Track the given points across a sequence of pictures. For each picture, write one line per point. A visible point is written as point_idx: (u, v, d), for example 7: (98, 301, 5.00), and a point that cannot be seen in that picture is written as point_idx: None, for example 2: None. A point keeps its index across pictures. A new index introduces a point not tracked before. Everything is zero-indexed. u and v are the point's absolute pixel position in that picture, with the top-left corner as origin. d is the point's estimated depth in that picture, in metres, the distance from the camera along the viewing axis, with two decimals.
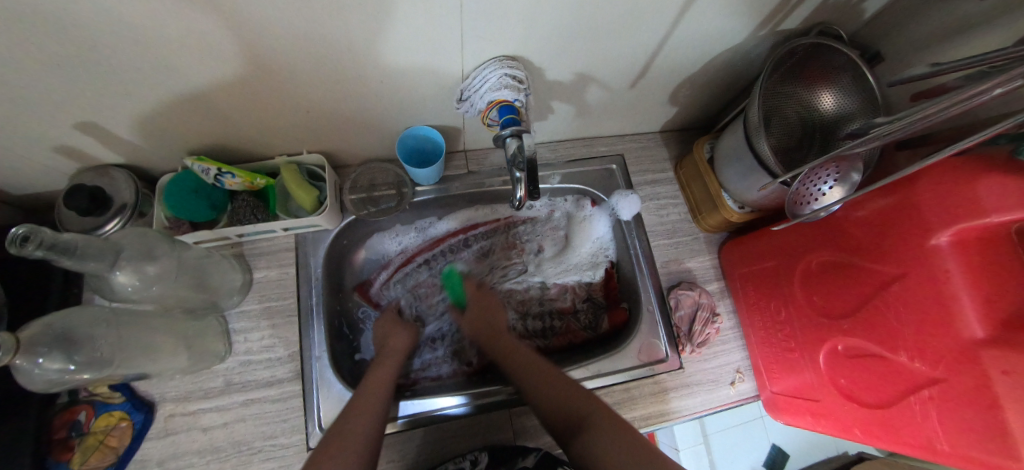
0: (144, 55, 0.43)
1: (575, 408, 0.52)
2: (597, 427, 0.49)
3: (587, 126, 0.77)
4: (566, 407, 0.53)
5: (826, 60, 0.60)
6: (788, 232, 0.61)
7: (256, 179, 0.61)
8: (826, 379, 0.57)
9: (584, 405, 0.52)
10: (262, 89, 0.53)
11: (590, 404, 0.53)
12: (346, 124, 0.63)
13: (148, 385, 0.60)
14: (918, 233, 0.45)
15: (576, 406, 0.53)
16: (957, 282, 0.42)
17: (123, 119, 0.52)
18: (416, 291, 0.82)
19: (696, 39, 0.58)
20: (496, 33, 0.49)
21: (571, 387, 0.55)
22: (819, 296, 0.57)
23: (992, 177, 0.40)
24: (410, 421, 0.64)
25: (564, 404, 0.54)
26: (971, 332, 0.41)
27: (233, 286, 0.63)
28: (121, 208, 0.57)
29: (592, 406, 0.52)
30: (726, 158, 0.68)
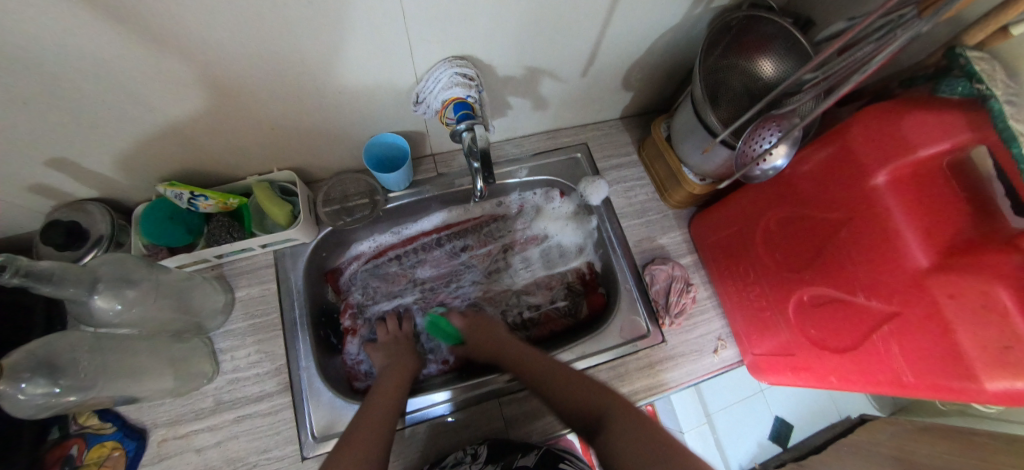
0: (104, 87, 0.45)
1: (593, 407, 0.53)
2: (615, 421, 0.49)
3: (548, 118, 0.80)
4: (586, 408, 0.54)
5: (760, 31, 0.63)
6: (748, 196, 0.64)
7: (229, 199, 0.63)
8: (799, 332, 0.58)
9: (601, 402, 0.53)
10: (228, 110, 0.55)
11: (606, 400, 0.53)
12: (312, 138, 0.66)
13: (139, 412, 0.61)
14: (858, 176, 0.47)
15: (594, 405, 0.53)
16: (899, 218, 0.44)
17: (92, 152, 0.54)
18: (393, 295, 0.84)
19: (635, 23, 0.61)
20: (441, 35, 0.52)
21: (584, 385, 0.56)
22: (781, 251, 0.59)
23: (916, 117, 0.43)
24: (411, 419, 0.64)
25: (585, 406, 0.54)
26: (917, 262, 0.43)
27: (215, 307, 0.64)
28: (97, 240, 0.59)
29: (610, 403, 0.52)
30: (681, 134, 0.70)
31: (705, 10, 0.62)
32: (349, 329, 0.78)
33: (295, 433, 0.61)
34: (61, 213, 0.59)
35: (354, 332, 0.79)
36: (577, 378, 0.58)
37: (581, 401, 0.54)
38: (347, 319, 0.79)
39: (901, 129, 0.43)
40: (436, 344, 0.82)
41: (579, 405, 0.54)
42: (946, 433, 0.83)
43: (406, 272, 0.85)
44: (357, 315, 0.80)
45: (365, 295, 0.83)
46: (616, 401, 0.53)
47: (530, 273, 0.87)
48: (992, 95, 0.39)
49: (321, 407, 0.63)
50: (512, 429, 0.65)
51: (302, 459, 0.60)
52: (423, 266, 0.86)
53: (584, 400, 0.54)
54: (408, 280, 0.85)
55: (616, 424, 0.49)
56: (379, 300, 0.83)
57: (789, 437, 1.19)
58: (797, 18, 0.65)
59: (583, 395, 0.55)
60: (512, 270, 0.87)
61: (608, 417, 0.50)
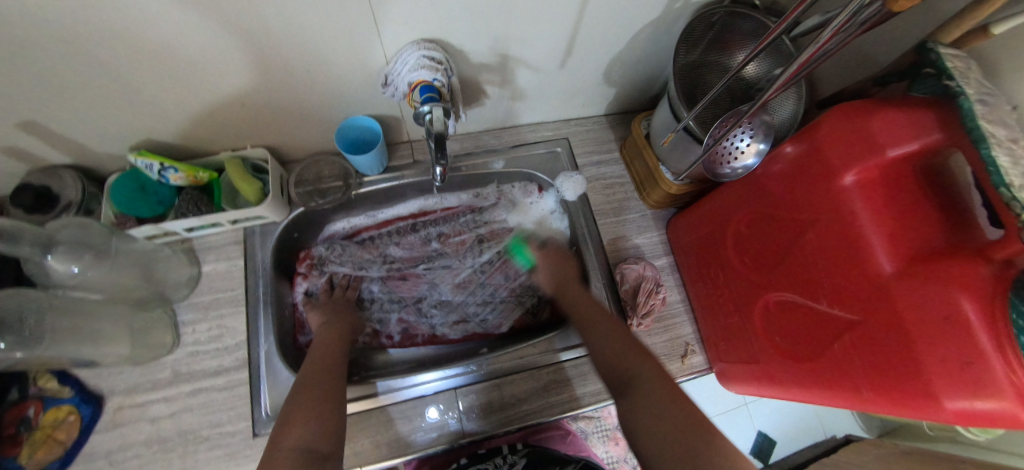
0: (68, 54, 0.46)
1: (629, 363, 0.54)
2: (648, 378, 0.51)
3: (528, 109, 0.79)
4: (618, 365, 0.55)
5: (742, 27, 0.62)
6: (720, 196, 0.62)
7: (199, 173, 0.64)
8: (764, 339, 0.56)
9: (636, 363, 0.54)
10: (197, 85, 0.55)
11: (645, 360, 0.53)
12: (287, 117, 0.66)
13: (98, 379, 0.61)
14: (826, 176, 0.45)
15: (630, 362, 0.54)
16: (865, 221, 0.42)
17: (62, 118, 0.54)
18: (359, 265, 0.82)
19: (612, 15, 0.60)
20: (408, 17, 0.51)
21: (623, 342, 0.57)
22: (751, 254, 0.57)
23: (887, 115, 0.41)
24: (387, 395, 0.65)
25: (616, 364, 0.55)
26: (881, 269, 0.41)
27: (181, 279, 0.65)
28: (66, 206, 0.60)
29: (646, 364, 0.53)
30: (659, 133, 0.69)
31: (686, 5, 0.61)
32: (302, 273, 0.78)
33: (248, 411, 0.61)
34: (33, 177, 0.60)
35: (306, 273, 0.78)
36: (621, 333, 0.59)
37: (621, 355, 0.56)
38: (303, 267, 0.78)
39: (868, 128, 0.41)
40: (386, 317, 0.83)
41: (610, 360, 0.56)
42: (929, 459, 0.79)
43: (378, 247, 0.84)
44: (315, 265, 0.79)
45: (328, 249, 0.80)
46: (653, 364, 0.53)
47: (496, 268, 0.86)
48: (963, 92, 0.36)
49: (277, 387, 0.63)
50: (465, 422, 0.64)
51: (255, 436, 0.60)
52: (396, 246, 0.85)
53: (619, 356, 0.56)
54: (378, 254, 0.84)
55: (646, 383, 0.50)
56: (344, 263, 0.81)
57: (771, 453, 1.12)
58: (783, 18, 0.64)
59: (622, 351, 0.56)
60: (479, 260, 0.86)
61: (642, 375, 0.52)
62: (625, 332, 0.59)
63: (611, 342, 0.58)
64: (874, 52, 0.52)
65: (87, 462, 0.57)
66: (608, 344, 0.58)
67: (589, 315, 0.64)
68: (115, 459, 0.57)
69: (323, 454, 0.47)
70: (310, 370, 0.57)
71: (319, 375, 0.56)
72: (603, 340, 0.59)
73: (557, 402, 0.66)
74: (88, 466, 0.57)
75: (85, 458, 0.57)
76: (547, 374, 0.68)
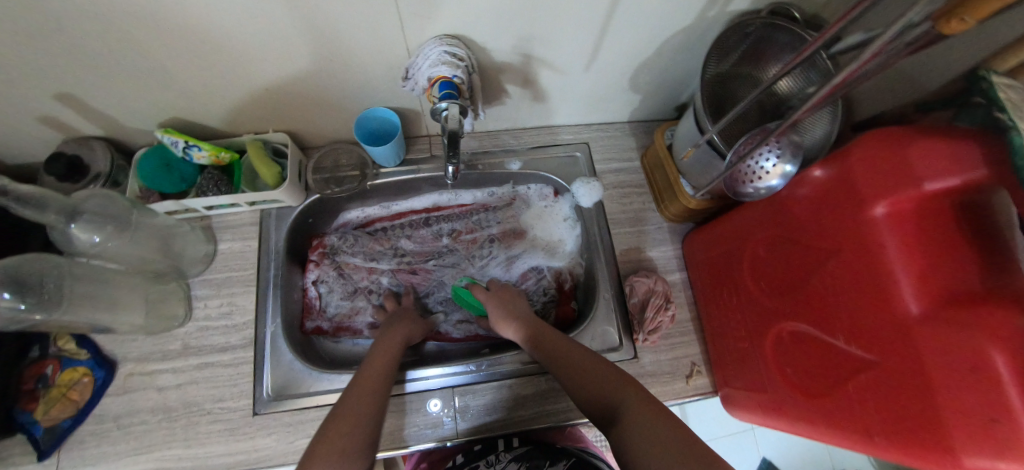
0: (105, 31, 0.47)
1: (609, 395, 0.51)
2: (631, 406, 0.47)
3: (549, 111, 0.78)
4: (600, 398, 0.51)
5: (778, 42, 0.59)
6: (740, 216, 0.60)
7: (221, 153, 0.65)
8: (775, 369, 0.54)
9: (620, 391, 0.50)
10: (225, 68, 0.56)
11: (628, 388, 0.50)
12: (310, 105, 0.67)
13: (114, 344, 0.64)
14: (855, 205, 0.42)
15: (613, 391, 0.51)
16: (894, 257, 0.39)
17: (98, 92, 0.56)
18: (371, 256, 0.82)
19: (642, 21, 0.58)
20: (432, 11, 0.51)
21: (603, 372, 0.54)
22: (768, 280, 0.54)
23: (927, 146, 0.38)
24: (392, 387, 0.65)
25: (598, 396, 0.52)
26: (906, 309, 0.38)
27: (197, 255, 0.67)
28: (96, 177, 0.63)
29: (629, 392, 0.49)
30: (682, 145, 0.67)
31: (720, 13, 0.59)
32: (313, 260, 0.78)
33: (251, 389, 0.63)
34: (68, 146, 0.63)
35: (317, 261, 0.78)
36: (598, 364, 0.56)
37: (599, 389, 0.52)
38: (315, 255, 0.78)
39: (905, 158, 0.38)
40: None
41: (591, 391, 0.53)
42: None
43: (389, 239, 0.83)
44: (327, 254, 0.79)
45: (341, 239, 0.80)
46: (636, 391, 0.49)
47: (506, 268, 0.84)
48: (1015, 128, 0.34)
49: (279, 368, 0.65)
50: (458, 423, 0.64)
51: (254, 414, 0.61)
52: (407, 239, 0.84)
53: (600, 389, 0.52)
54: (389, 246, 0.83)
55: (631, 412, 0.46)
56: (356, 254, 0.81)
57: None
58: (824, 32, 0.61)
59: (603, 383, 0.53)
60: (489, 259, 0.84)
61: (625, 404, 0.48)
62: (603, 363, 0.56)
63: (590, 375, 0.54)
64: (920, 75, 0.49)
65: (97, 423, 0.60)
66: (582, 378, 0.55)
67: (562, 346, 0.61)
68: (123, 423, 0.60)
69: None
70: (351, 396, 0.52)
71: (361, 406, 0.50)
72: (576, 376, 0.56)
73: (554, 411, 0.65)
74: (97, 427, 0.59)
75: (96, 419, 0.60)
76: (548, 383, 0.67)
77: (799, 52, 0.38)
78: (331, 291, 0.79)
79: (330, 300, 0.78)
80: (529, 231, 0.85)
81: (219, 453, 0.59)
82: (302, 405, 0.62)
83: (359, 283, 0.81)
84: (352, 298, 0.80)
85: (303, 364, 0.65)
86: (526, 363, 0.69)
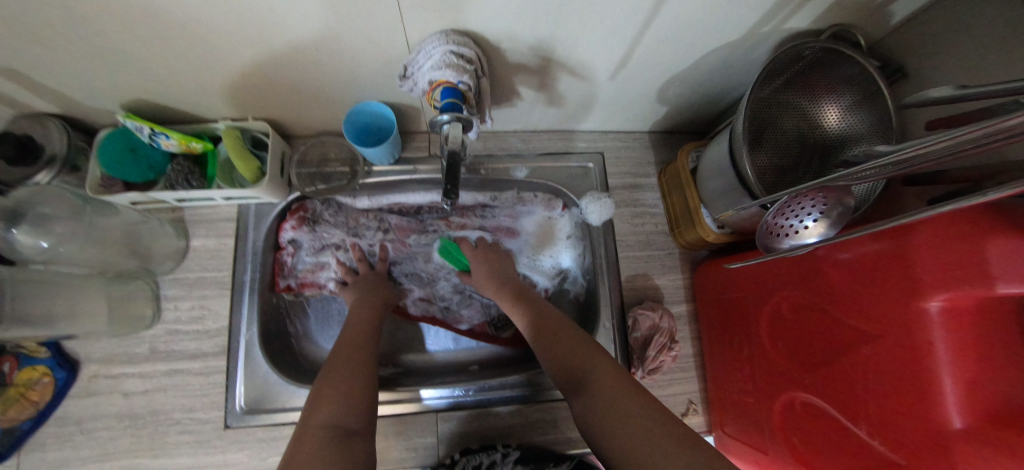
0: (43, 6, 0.39)
1: (578, 362, 0.48)
2: (600, 378, 0.45)
3: (564, 116, 0.70)
4: (569, 368, 0.49)
5: (835, 70, 0.52)
6: (760, 264, 0.54)
7: (193, 143, 0.58)
8: (780, 434, 0.51)
9: (587, 360, 0.48)
10: (192, 51, 0.48)
11: (596, 357, 0.48)
12: (296, 94, 0.59)
13: (77, 342, 0.59)
14: (906, 291, 0.37)
15: (581, 357, 0.49)
16: (942, 359, 0.34)
17: (45, 70, 0.48)
18: (353, 229, 0.74)
19: (683, 32, 0.50)
20: (437, 3, 0.42)
21: (574, 339, 0.51)
22: (786, 341, 0.50)
23: (1007, 239, 0.32)
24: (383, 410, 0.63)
25: (565, 363, 0.49)
26: (947, 421, 0.34)
27: (167, 252, 0.62)
28: (50, 161, 0.55)
29: (596, 360, 0.48)
30: (707, 172, 0.60)
31: (775, 29, 0.52)
32: (290, 222, 0.69)
33: (223, 400, 0.59)
34: (17, 123, 0.56)
35: (294, 225, 0.69)
36: (568, 329, 0.53)
37: (566, 356, 0.50)
38: (293, 218, 0.69)
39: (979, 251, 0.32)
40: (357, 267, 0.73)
41: (562, 356, 0.50)
42: None
43: (376, 213, 0.76)
44: (307, 220, 0.70)
45: (324, 205, 0.72)
46: (603, 360, 0.48)
47: None
48: None
49: (254, 379, 0.61)
50: (439, 447, 0.62)
51: (225, 427, 0.58)
52: (396, 214, 0.77)
53: (571, 353, 0.49)
54: (375, 220, 0.76)
55: (600, 384, 0.44)
56: (337, 226, 0.73)
57: None
58: (888, 62, 0.54)
59: (569, 348, 0.50)
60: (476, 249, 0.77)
61: (592, 377, 0.46)
62: (573, 327, 0.54)
63: (560, 340, 0.52)
64: None
65: (59, 426, 0.56)
66: (557, 341, 0.52)
67: (536, 311, 0.58)
68: (87, 427, 0.57)
69: (354, 430, 0.42)
70: (338, 355, 0.51)
71: (351, 358, 0.50)
72: (547, 342, 0.53)
73: (541, 443, 0.64)
74: (58, 430, 0.56)
75: (57, 421, 0.56)
76: (538, 414, 0.65)
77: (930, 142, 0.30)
78: (300, 247, 0.71)
79: (298, 256, 0.71)
80: (524, 230, 0.78)
81: (187, 465, 0.57)
82: (278, 421, 0.59)
83: (330, 239, 0.73)
84: (319, 253, 0.72)
85: (280, 377, 0.62)
86: (520, 391, 0.66)
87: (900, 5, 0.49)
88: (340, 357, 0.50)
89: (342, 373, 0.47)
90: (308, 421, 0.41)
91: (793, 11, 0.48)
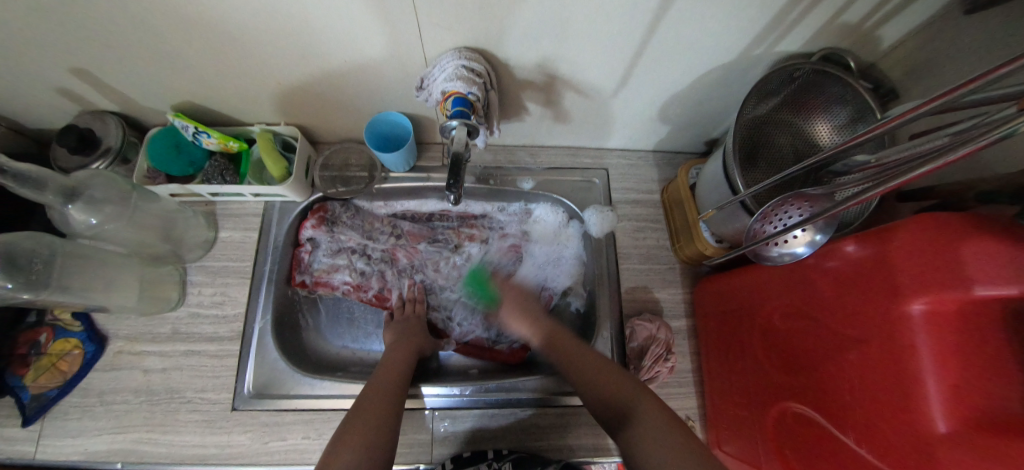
0: (120, 15, 0.46)
1: (622, 399, 0.48)
2: (646, 413, 0.45)
3: (568, 133, 0.75)
4: (611, 405, 0.49)
5: (826, 90, 0.55)
6: (754, 275, 0.56)
7: (230, 143, 0.64)
8: (774, 448, 0.51)
9: (631, 395, 0.48)
10: (237, 59, 0.54)
11: (641, 394, 0.48)
12: (326, 103, 0.65)
13: (108, 320, 0.64)
14: (889, 296, 0.38)
15: (624, 393, 0.49)
16: (923, 362, 0.35)
17: (113, 71, 0.56)
18: (368, 233, 0.78)
19: (678, 53, 0.54)
20: (453, 22, 0.47)
21: (614, 377, 0.51)
22: (779, 351, 0.51)
23: (980, 241, 0.33)
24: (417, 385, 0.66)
25: (611, 400, 0.49)
26: (931, 424, 0.34)
27: (197, 241, 0.67)
28: (105, 152, 0.62)
29: (641, 397, 0.47)
30: (704, 186, 0.63)
31: (766, 52, 0.55)
32: (311, 222, 0.73)
33: (232, 383, 0.63)
34: (83, 119, 0.64)
35: (314, 224, 0.73)
36: (613, 370, 0.53)
37: (606, 389, 0.50)
38: (313, 217, 0.73)
39: (955, 253, 0.34)
40: (371, 271, 0.77)
41: (601, 393, 0.51)
42: None
43: (389, 218, 0.80)
44: (326, 221, 0.74)
45: (343, 207, 0.77)
46: (650, 398, 0.47)
47: (498, 274, 0.79)
48: None
49: (263, 365, 0.64)
50: (434, 446, 0.63)
51: (232, 409, 0.61)
52: (406, 221, 0.80)
53: (611, 390, 0.50)
54: (388, 225, 0.79)
55: (644, 417, 0.44)
56: (354, 229, 0.77)
57: None
58: (879, 85, 0.57)
59: (608, 385, 0.51)
60: (478, 258, 0.80)
61: (634, 411, 0.46)
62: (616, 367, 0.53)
63: (598, 376, 0.52)
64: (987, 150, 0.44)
65: (81, 396, 0.60)
66: (593, 377, 0.53)
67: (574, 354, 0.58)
68: (106, 400, 0.60)
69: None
70: (366, 399, 0.52)
71: (376, 409, 0.50)
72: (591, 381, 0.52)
73: (533, 448, 0.64)
74: (81, 400, 0.60)
75: (81, 392, 0.60)
76: (533, 419, 0.65)
77: (870, 127, 0.33)
78: (318, 247, 0.75)
79: (316, 257, 0.75)
80: (530, 242, 0.80)
81: (193, 443, 0.59)
82: (281, 407, 0.62)
83: (347, 243, 0.76)
84: (337, 255, 0.76)
85: (287, 364, 0.65)
86: (519, 395, 0.66)
87: (887, 30, 0.52)
88: (369, 402, 0.51)
89: (361, 421, 0.48)
90: (328, 462, 0.42)
91: (781, 35, 0.52)
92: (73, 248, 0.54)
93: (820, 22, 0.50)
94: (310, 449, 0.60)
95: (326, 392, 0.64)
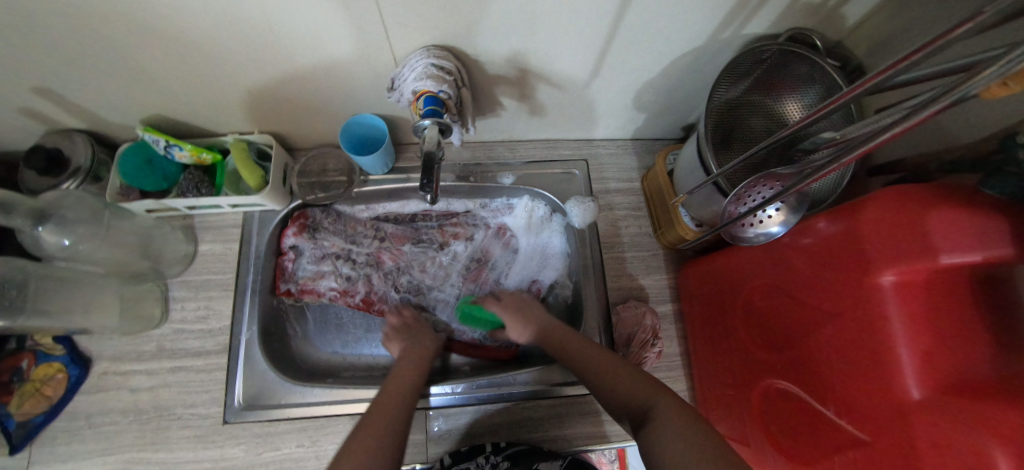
0: (77, 30, 0.45)
1: (641, 398, 0.49)
2: (664, 412, 0.46)
3: (546, 126, 0.75)
4: (630, 404, 0.50)
5: (795, 69, 0.55)
6: (733, 257, 0.56)
7: (203, 154, 0.63)
8: (760, 424, 0.52)
9: (653, 396, 0.49)
10: (203, 69, 0.53)
11: (657, 393, 0.49)
12: (299, 109, 0.64)
13: (91, 341, 0.63)
14: (861, 269, 0.38)
15: (643, 395, 0.49)
16: (896, 331, 0.36)
17: (76, 88, 0.55)
18: (350, 238, 0.77)
19: (647, 40, 0.54)
20: (418, 21, 0.47)
21: (628, 374, 0.53)
22: (760, 329, 0.52)
23: (944, 210, 0.34)
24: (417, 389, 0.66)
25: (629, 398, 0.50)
26: (906, 392, 0.35)
27: (176, 256, 0.67)
28: (75, 171, 0.61)
29: (660, 398, 0.48)
30: (682, 170, 0.63)
31: (735, 35, 0.55)
32: (292, 229, 0.73)
33: (222, 396, 0.62)
34: (49, 139, 0.62)
35: (295, 231, 0.73)
36: (625, 367, 0.54)
37: (624, 393, 0.51)
38: (294, 225, 0.73)
39: (921, 223, 0.34)
40: (356, 276, 0.77)
41: (618, 394, 0.51)
42: None
43: (371, 221, 0.80)
44: (308, 228, 0.74)
45: (324, 213, 0.77)
46: (669, 399, 0.48)
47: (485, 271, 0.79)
48: None
49: (252, 376, 0.64)
50: (428, 445, 0.63)
51: (223, 422, 0.61)
52: (388, 224, 0.80)
53: (629, 391, 0.51)
54: (370, 228, 0.79)
55: (664, 417, 0.45)
56: (336, 234, 0.76)
57: None
58: (846, 62, 0.58)
59: (628, 387, 0.51)
60: (464, 257, 0.80)
61: (654, 412, 0.47)
62: (627, 363, 0.55)
63: (613, 374, 0.53)
64: (951, 121, 0.44)
65: (68, 420, 0.60)
66: (612, 377, 0.53)
67: (581, 347, 0.59)
68: (95, 422, 0.60)
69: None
70: (372, 413, 0.51)
71: (381, 427, 0.49)
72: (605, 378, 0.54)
73: (528, 440, 0.65)
74: (68, 424, 0.59)
75: (68, 416, 0.60)
76: (527, 412, 0.66)
77: (830, 101, 0.34)
78: (301, 254, 0.75)
79: (301, 264, 0.75)
80: (514, 237, 0.80)
81: (187, 459, 0.59)
82: (272, 417, 0.61)
83: (330, 248, 0.76)
84: (320, 262, 0.76)
85: (277, 374, 0.64)
86: (513, 390, 0.67)
87: (850, 7, 0.52)
88: (376, 415, 0.50)
89: (366, 439, 0.47)
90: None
91: (748, 17, 0.52)
92: (47, 270, 0.53)
93: (785, 3, 0.50)
94: (305, 456, 0.60)
95: (318, 399, 0.63)
